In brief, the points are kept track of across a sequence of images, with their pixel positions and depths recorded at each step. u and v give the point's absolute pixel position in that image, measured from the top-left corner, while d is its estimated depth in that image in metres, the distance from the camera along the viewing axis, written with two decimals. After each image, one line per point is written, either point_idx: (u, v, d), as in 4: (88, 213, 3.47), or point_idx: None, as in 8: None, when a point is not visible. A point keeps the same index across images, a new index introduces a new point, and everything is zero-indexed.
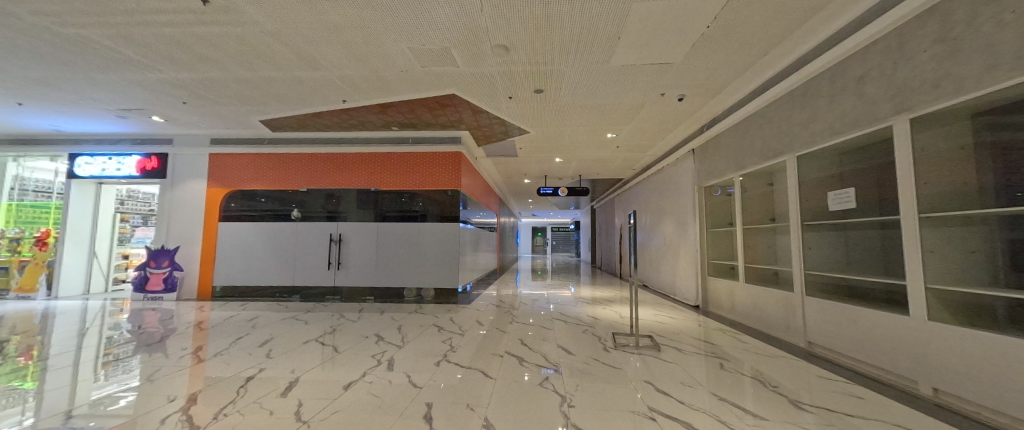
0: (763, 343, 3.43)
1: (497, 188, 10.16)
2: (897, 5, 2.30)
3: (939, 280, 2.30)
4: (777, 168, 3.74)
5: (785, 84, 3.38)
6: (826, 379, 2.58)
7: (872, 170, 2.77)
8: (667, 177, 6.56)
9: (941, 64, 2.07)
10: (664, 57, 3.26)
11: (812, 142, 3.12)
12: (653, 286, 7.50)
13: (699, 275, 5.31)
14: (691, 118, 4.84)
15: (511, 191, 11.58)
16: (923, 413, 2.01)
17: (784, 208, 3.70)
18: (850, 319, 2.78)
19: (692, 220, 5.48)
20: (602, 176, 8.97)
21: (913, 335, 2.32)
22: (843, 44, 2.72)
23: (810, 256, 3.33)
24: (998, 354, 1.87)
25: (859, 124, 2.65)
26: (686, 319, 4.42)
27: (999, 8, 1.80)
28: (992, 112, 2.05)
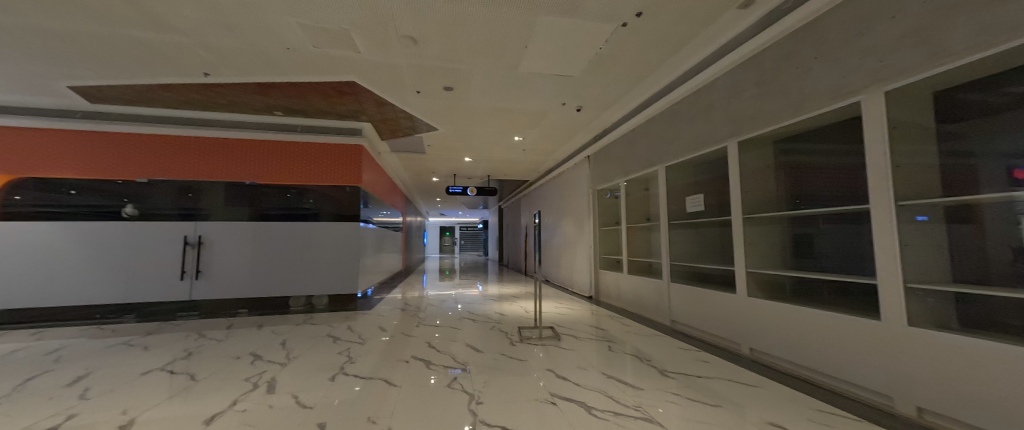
0: (640, 324, 4.02)
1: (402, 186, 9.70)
2: (729, 53, 2.98)
3: (755, 265, 3.02)
4: (651, 176, 4.43)
5: (656, 107, 4.04)
6: (685, 349, 3.16)
7: (715, 181, 3.51)
8: (567, 180, 7.17)
9: (758, 102, 2.77)
10: (566, 71, 3.56)
11: (676, 155, 3.79)
12: (554, 281, 8.13)
13: (592, 268, 5.94)
14: (586, 130, 5.38)
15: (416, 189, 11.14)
16: (747, 369, 2.65)
17: (656, 210, 4.39)
18: (698, 299, 3.48)
19: (587, 220, 6.10)
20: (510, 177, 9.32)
21: (738, 308, 3.01)
22: (694, 79, 3.39)
23: (675, 249, 4.00)
24: (787, 317, 2.58)
25: (707, 143, 3.33)
26: (582, 309, 4.90)
27: (790, 66, 2.51)
28: (786, 140, 2.89)
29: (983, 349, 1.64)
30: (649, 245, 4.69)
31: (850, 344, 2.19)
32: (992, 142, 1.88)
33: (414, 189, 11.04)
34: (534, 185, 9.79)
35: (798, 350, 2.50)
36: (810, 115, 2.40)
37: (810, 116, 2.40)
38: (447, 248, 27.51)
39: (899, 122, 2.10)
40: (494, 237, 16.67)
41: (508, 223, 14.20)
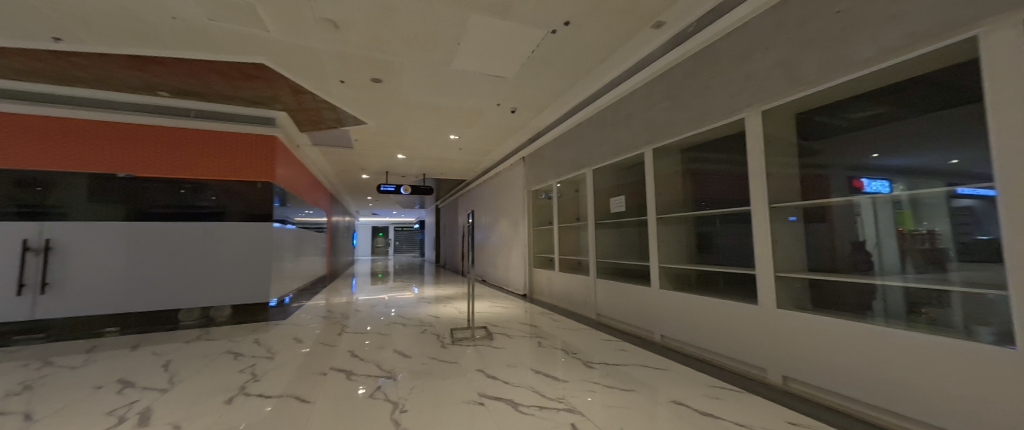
0: (569, 319, 4.23)
1: (327, 182, 8.93)
2: (645, 68, 3.28)
3: (667, 260, 3.38)
4: (580, 178, 4.68)
5: (584, 113, 4.29)
6: (606, 339, 3.40)
7: (634, 184, 3.84)
8: (503, 180, 7.26)
9: (668, 114, 3.10)
10: (500, 72, 3.58)
11: (601, 159, 4.06)
12: (490, 280, 8.16)
13: (527, 267, 6.09)
14: (522, 132, 5.50)
15: (344, 186, 10.33)
16: (658, 354, 2.95)
17: (585, 210, 4.65)
18: (619, 293, 3.77)
19: (522, 219, 6.24)
20: (447, 176, 9.14)
21: (652, 299, 3.34)
22: (616, 89, 3.67)
23: (601, 247, 4.28)
24: (690, 305, 2.94)
25: (627, 149, 3.63)
26: (516, 307, 4.98)
27: (694, 84, 2.85)
28: (691, 149, 3.28)
29: (831, 324, 2.01)
30: (578, 243, 4.96)
31: (739, 327, 2.55)
32: (838, 156, 2.37)
33: (342, 187, 10.24)
34: (471, 185, 9.75)
35: (697, 335, 2.87)
36: (708, 128, 2.77)
37: (708, 128, 2.77)
38: (382, 250, 26.01)
39: (772, 137, 2.50)
40: (432, 238, 16.22)
41: (445, 223, 13.95)
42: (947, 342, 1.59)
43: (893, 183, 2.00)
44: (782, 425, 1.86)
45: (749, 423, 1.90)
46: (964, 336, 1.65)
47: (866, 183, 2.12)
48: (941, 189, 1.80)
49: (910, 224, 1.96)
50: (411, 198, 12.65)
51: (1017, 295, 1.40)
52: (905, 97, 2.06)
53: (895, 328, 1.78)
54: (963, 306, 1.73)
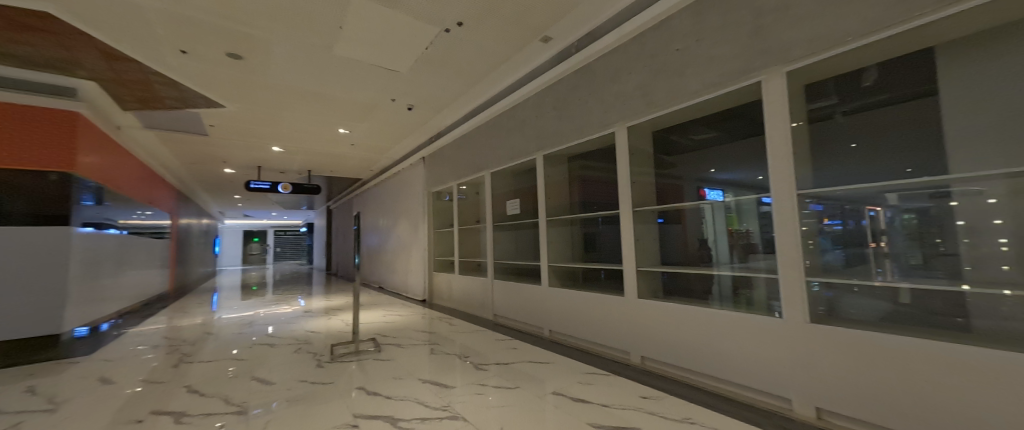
0: (466, 322, 4.21)
1: (172, 175, 7.19)
2: (536, 79, 3.47)
3: (555, 259, 3.67)
4: (479, 181, 4.73)
5: (483, 116, 4.35)
6: (499, 339, 3.48)
7: (527, 188, 4.05)
8: (403, 180, 6.91)
9: (557, 124, 3.36)
10: (393, 65, 3.37)
11: (498, 163, 4.16)
12: (389, 287, 7.66)
13: (426, 271, 5.89)
14: (421, 131, 5.30)
15: (201, 182, 8.46)
16: (545, 348, 3.15)
17: (484, 213, 4.71)
18: (513, 292, 3.92)
19: (422, 222, 6.02)
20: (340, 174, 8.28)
21: (542, 296, 3.57)
22: (512, 96, 3.81)
23: (498, 248, 4.40)
24: (572, 300, 3.23)
25: (522, 154, 3.81)
26: (412, 314, 4.76)
27: (578, 98, 3.14)
28: (576, 157, 3.61)
29: (674, 309, 2.45)
30: (477, 246, 5.00)
31: (611, 317, 2.89)
32: (690, 169, 2.87)
33: (198, 182, 8.38)
34: (368, 185, 9.05)
35: (578, 327, 3.16)
36: (589, 138, 3.09)
37: (590, 138, 3.09)
38: (257, 258, 22.37)
39: (636, 149, 2.90)
40: (323, 243, 14.45)
41: (338, 227, 12.69)
42: (747, 317, 2.06)
43: (725, 193, 2.47)
44: (636, 400, 2.14)
45: (611, 403, 2.14)
46: (765, 312, 2.08)
47: (708, 192, 2.60)
48: (754, 195, 2.23)
49: (737, 224, 2.39)
50: (298, 197, 11.08)
51: (784, 274, 1.94)
52: (731, 123, 2.59)
53: (719, 308, 2.25)
54: (766, 287, 2.16)
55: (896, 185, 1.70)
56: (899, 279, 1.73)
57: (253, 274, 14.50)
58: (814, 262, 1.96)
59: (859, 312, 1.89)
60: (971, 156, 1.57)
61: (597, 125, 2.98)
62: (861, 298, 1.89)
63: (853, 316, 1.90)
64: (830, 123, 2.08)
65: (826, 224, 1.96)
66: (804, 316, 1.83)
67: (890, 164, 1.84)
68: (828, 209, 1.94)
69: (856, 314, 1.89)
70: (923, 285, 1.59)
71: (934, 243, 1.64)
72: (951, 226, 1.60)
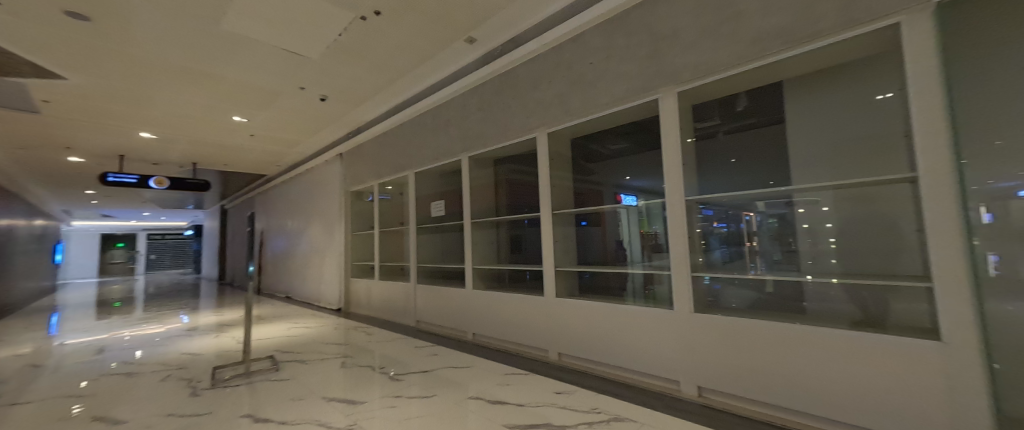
0: (384, 330, 3.97)
1: None
2: (462, 79, 3.43)
3: (480, 261, 3.66)
4: (403, 181, 4.53)
5: (407, 113, 4.17)
6: (419, 346, 3.34)
7: (452, 190, 3.99)
8: (317, 178, 6.32)
9: (482, 126, 3.36)
10: (300, 50, 3.01)
11: (423, 162, 4.04)
12: (299, 296, 6.89)
13: (343, 278, 5.44)
14: (337, 125, 4.88)
15: (33, 171, 6.62)
16: (467, 352, 3.11)
17: (407, 214, 4.51)
18: (437, 296, 3.82)
19: (338, 224, 5.55)
20: (239, 169, 7.20)
21: (465, 299, 3.53)
22: (437, 94, 3.71)
23: (422, 251, 4.25)
24: (494, 301, 3.25)
25: (447, 155, 3.74)
26: (323, 325, 4.33)
27: (502, 101, 3.18)
28: (504, 160, 3.66)
29: (586, 306, 2.60)
30: (399, 249, 4.76)
31: (531, 317, 2.96)
32: (610, 175, 3.04)
33: (27, 171, 6.53)
34: (275, 182, 8.07)
35: (501, 327, 3.19)
36: (515, 140, 3.13)
37: (516, 140, 3.13)
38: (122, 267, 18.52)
39: (555, 154, 3.03)
40: (216, 247, 12.38)
41: (235, 229, 11.09)
42: (649, 312, 2.26)
43: (638, 198, 2.66)
44: (550, 396, 2.21)
45: (527, 401, 2.17)
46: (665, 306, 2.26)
47: (623, 198, 2.77)
48: (660, 199, 2.38)
49: (648, 226, 2.54)
50: (182, 194, 9.37)
51: (676, 269, 2.17)
52: (641, 135, 2.78)
53: (627, 304, 2.43)
54: (669, 283, 2.27)
55: (763, 194, 2.04)
56: (766, 271, 2.10)
57: (112, 286, 11.87)
58: (702, 259, 2.21)
59: (737, 301, 2.17)
60: (810, 172, 2.02)
61: (521, 128, 3.04)
62: (739, 288, 2.18)
63: (732, 305, 2.18)
64: (716, 140, 2.42)
65: (714, 225, 2.24)
66: (690, 307, 2.09)
67: (757, 178, 2.23)
68: (717, 214, 2.23)
69: (734, 303, 2.17)
70: (781, 276, 1.94)
71: (789, 243, 2.04)
72: (798, 229, 2.01)
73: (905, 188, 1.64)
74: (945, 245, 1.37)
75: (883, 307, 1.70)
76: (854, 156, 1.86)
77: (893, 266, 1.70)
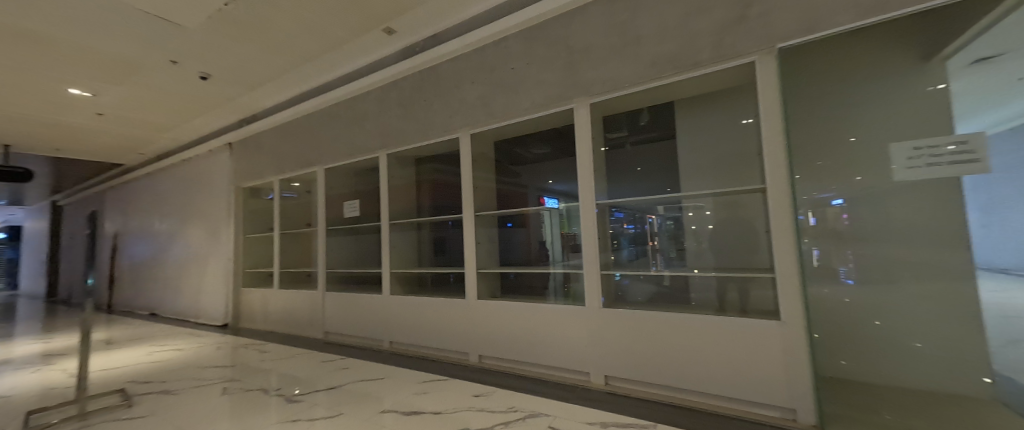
0: (284, 345, 3.52)
1: None
2: (380, 71, 3.21)
3: (400, 265, 3.48)
4: (310, 178, 4.13)
5: (314, 102, 3.76)
6: (327, 360, 3.03)
7: (367, 189, 3.75)
8: (197, 171, 5.38)
9: (402, 122, 3.21)
10: (172, 17, 2.46)
11: (335, 158, 3.73)
12: (169, 312, 5.71)
13: (232, 288, 4.69)
14: (226, 111, 4.18)
15: None
16: (383, 362, 2.92)
17: (314, 215, 4.09)
18: (350, 303, 3.53)
19: (226, 226, 4.79)
20: (81, 154, 5.67)
21: (382, 306, 3.32)
22: (352, 85, 3.41)
23: (332, 256, 3.89)
24: (414, 306, 3.12)
25: (363, 151, 3.51)
26: (203, 346, 3.65)
27: (423, 98, 3.06)
28: (425, 159, 3.53)
29: (506, 306, 2.64)
30: (304, 254, 4.30)
31: (452, 320, 2.90)
32: (532, 179, 3.05)
33: None
34: (136, 174, 6.61)
35: (421, 334, 3.06)
36: (439, 139, 3.05)
37: (440, 139, 3.05)
38: None
39: (478, 156, 3.04)
40: (41, 254, 9.58)
41: (71, 232, 8.74)
42: (565, 309, 2.38)
43: (559, 201, 2.75)
44: (469, 400, 2.16)
45: (444, 408, 2.07)
46: (579, 302, 2.39)
47: (546, 201, 2.85)
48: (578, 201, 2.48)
49: (568, 227, 2.62)
50: None
51: (589, 266, 2.31)
52: (559, 141, 2.82)
53: (546, 303, 2.51)
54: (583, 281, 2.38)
55: (662, 199, 2.30)
56: (665, 267, 2.33)
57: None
58: (612, 257, 2.42)
59: (641, 297, 2.33)
60: (695, 182, 2.37)
61: (443, 127, 2.97)
62: (642, 283, 2.36)
63: (637, 299, 2.34)
64: (624, 152, 2.59)
65: (624, 227, 2.46)
66: (600, 302, 2.25)
67: (658, 184, 2.42)
68: (626, 216, 2.45)
69: (638, 297, 2.34)
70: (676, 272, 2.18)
71: (680, 241, 2.32)
72: (687, 230, 2.31)
73: (757, 196, 2.00)
74: (783, 244, 1.72)
75: (743, 294, 2.00)
76: (727, 170, 2.23)
77: (753, 262, 2.04)
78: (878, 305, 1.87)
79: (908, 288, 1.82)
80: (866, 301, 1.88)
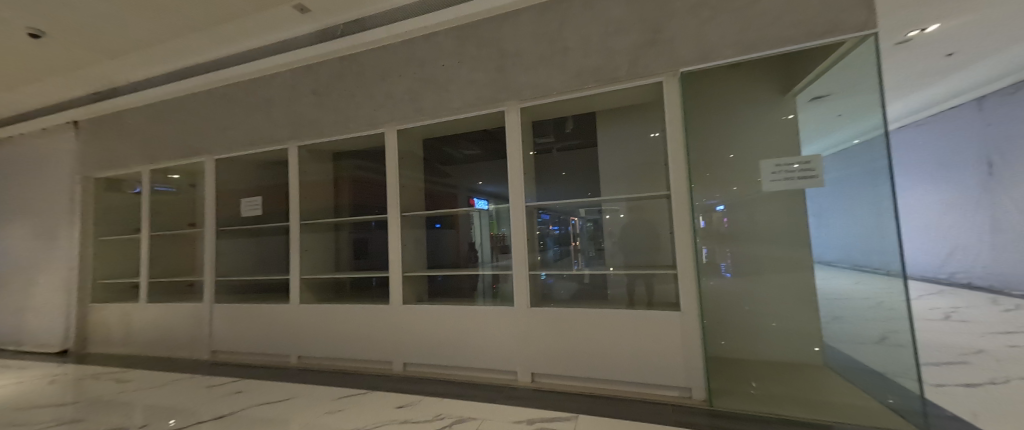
0: (153, 372, 2.88)
1: None
2: (286, 54, 2.73)
3: (311, 271, 3.11)
4: (198, 169, 3.57)
5: (197, 82, 3.07)
6: (215, 384, 2.55)
7: (274, 186, 3.36)
8: (17, 153, 4.13)
9: (316, 110, 2.88)
10: None
11: (231, 147, 3.24)
12: None
13: (75, 306, 3.69)
14: (61, 85, 3.19)
15: None
16: (289, 380, 2.57)
17: (201, 214, 3.46)
18: (247, 316, 3.04)
19: (67, 225, 3.79)
20: None
21: (288, 317, 2.92)
22: (249, 65, 2.87)
23: (223, 261, 3.33)
24: (327, 315, 2.81)
25: (269, 140, 3.11)
26: (24, 381, 2.78)
27: (342, 85, 2.74)
28: (345, 155, 3.30)
29: (433, 310, 2.54)
30: (188, 259, 3.64)
31: (373, 328, 2.69)
32: (465, 178, 3.03)
33: None
34: None
35: (336, 345, 2.78)
36: (365, 133, 2.91)
37: (366, 133, 2.90)
38: None
39: (405, 153, 2.89)
40: None
41: None
42: (493, 309, 2.38)
43: (489, 202, 2.74)
44: (391, 412, 2.02)
45: (363, 425, 1.87)
46: (507, 302, 2.42)
47: (476, 202, 2.83)
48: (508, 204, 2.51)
49: (497, 229, 2.64)
50: None
51: (518, 266, 2.35)
52: (490, 143, 2.84)
53: (475, 305, 2.48)
54: (511, 281, 2.43)
55: (584, 202, 2.48)
56: (585, 266, 2.49)
57: None
58: (539, 257, 2.48)
59: (564, 294, 2.46)
60: (611, 186, 2.59)
61: (368, 120, 2.80)
62: (566, 281, 2.49)
63: (561, 296, 2.46)
64: (550, 156, 2.70)
65: (550, 228, 2.56)
66: (528, 302, 2.30)
67: (581, 188, 2.57)
68: (552, 217, 2.56)
69: (562, 295, 2.46)
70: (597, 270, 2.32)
71: (599, 241, 2.52)
72: (605, 231, 2.51)
73: (661, 202, 2.29)
74: (683, 243, 1.98)
75: (650, 288, 2.22)
76: (636, 177, 2.52)
77: (657, 259, 2.32)
78: (746, 293, 2.27)
79: (762, 279, 2.27)
80: (735, 289, 2.27)
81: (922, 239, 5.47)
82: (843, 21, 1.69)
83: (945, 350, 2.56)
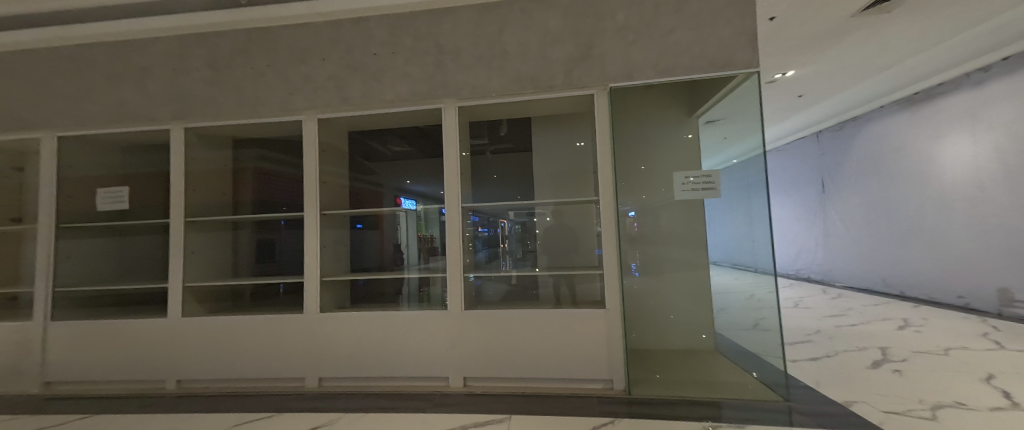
0: None
1: None
2: None
3: (197, 277, 2.58)
4: (28, 148, 2.74)
5: None
6: (49, 425, 1.97)
7: (152, 176, 2.80)
8: None
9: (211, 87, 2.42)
10: None
11: (83, 123, 2.54)
12: None
13: None
14: None
15: None
16: (165, 410, 2.11)
17: (32, 205, 2.66)
18: (101, 335, 2.41)
19: None
20: None
21: (164, 334, 2.40)
22: None
23: (64, 266, 2.60)
24: (219, 329, 2.38)
25: (138, 118, 2.49)
26: None
27: None
28: (250, 143, 2.93)
29: (355, 317, 2.32)
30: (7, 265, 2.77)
31: (281, 340, 2.36)
32: (390, 176, 2.81)
33: None
34: None
35: (230, 364, 2.37)
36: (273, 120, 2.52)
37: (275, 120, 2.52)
38: None
39: (326, 145, 2.61)
40: None
41: None
42: (423, 314, 2.27)
43: (417, 202, 2.58)
44: None
45: None
46: (438, 306, 2.33)
47: (403, 201, 2.63)
48: (440, 205, 2.41)
49: (426, 230, 2.54)
50: None
51: (450, 268, 2.30)
52: (421, 141, 2.75)
53: (403, 310, 2.34)
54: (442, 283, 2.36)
55: (515, 205, 2.51)
56: (513, 267, 2.53)
57: None
58: (470, 259, 2.44)
59: (493, 295, 2.44)
60: (540, 190, 2.68)
61: (276, 103, 2.41)
62: (495, 283, 2.47)
63: (491, 297, 2.43)
64: (484, 158, 2.69)
65: (479, 230, 2.52)
66: (460, 304, 2.25)
67: (512, 191, 2.60)
68: (481, 220, 2.52)
69: (492, 296, 2.44)
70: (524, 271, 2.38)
71: (528, 243, 2.58)
72: (534, 233, 2.59)
73: (589, 207, 2.44)
74: (609, 244, 2.14)
75: (573, 288, 2.35)
76: (565, 183, 2.63)
77: (582, 260, 2.47)
78: (653, 289, 2.56)
79: (667, 276, 2.59)
80: (645, 285, 2.54)
81: (782, 238, 6.76)
82: (735, 59, 2.03)
83: (797, 332, 3.20)
